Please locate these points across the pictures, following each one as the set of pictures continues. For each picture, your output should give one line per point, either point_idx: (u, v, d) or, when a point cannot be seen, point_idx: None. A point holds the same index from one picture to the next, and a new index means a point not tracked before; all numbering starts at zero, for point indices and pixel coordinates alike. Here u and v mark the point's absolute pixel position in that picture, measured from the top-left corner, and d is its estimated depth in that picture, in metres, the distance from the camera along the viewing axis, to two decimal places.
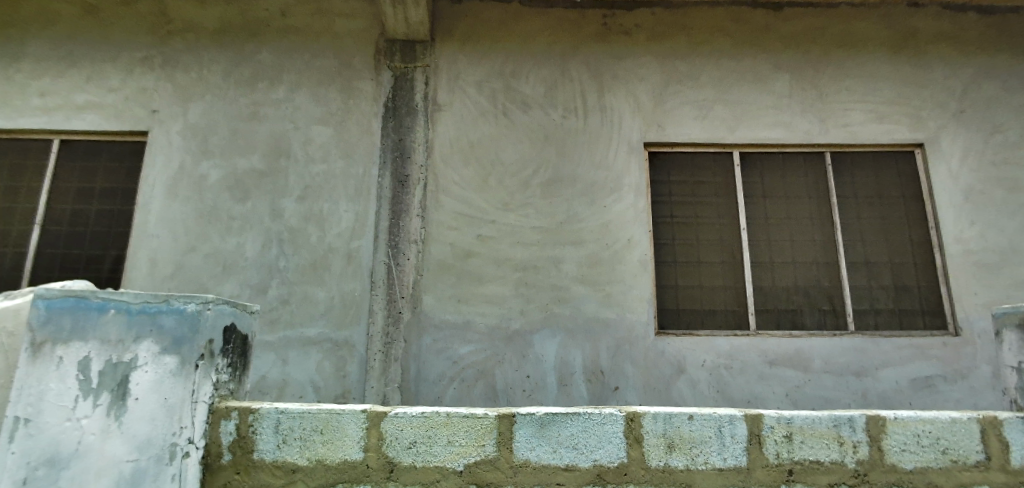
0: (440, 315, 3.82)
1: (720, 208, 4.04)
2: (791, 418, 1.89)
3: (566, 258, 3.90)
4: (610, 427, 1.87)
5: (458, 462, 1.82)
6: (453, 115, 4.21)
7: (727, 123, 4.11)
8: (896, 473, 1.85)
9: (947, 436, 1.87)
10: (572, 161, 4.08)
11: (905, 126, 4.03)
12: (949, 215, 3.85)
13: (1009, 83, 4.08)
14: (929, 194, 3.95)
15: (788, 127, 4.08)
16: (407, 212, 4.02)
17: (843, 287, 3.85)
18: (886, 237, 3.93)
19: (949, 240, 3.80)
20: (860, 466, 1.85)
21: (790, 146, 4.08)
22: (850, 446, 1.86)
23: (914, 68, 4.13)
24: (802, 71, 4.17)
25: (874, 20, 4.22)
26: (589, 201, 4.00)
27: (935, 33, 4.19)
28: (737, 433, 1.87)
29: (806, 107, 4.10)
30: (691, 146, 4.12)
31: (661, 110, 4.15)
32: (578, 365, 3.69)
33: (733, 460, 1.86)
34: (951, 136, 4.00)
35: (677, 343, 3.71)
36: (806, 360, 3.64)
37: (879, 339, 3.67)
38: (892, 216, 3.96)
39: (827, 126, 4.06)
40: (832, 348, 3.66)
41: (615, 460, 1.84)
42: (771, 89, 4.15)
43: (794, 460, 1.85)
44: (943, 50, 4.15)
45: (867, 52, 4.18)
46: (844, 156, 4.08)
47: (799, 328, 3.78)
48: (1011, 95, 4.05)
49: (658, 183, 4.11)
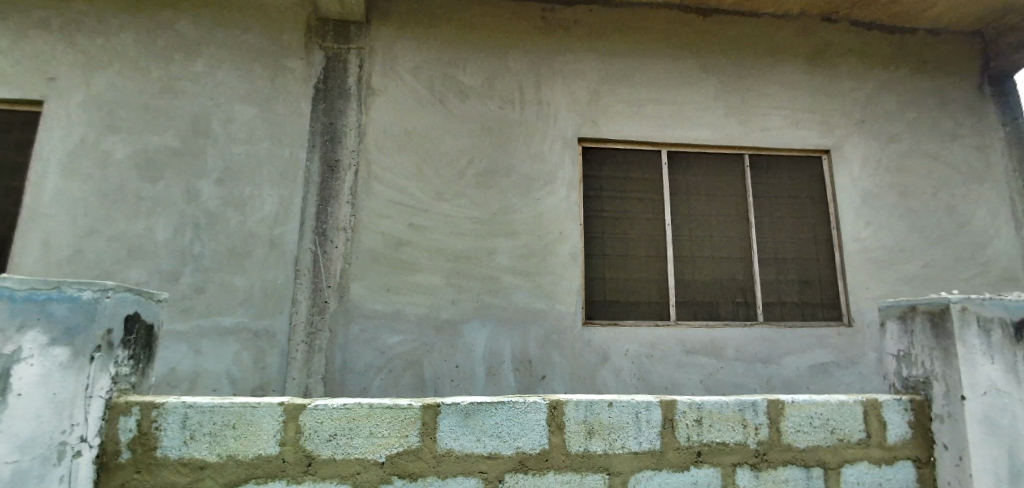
0: (369, 304, 3.73)
1: (647, 204, 4.20)
2: (702, 403, 2.00)
3: (499, 249, 3.92)
4: (533, 415, 1.90)
5: (380, 453, 1.80)
6: (388, 100, 4.10)
7: (657, 122, 4.26)
8: (791, 451, 2.01)
9: (835, 417, 2.06)
10: (506, 152, 4.09)
11: (815, 133, 4.34)
12: (848, 216, 4.20)
13: (905, 97, 4.46)
14: (832, 196, 4.29)
15: (712, 129, 4.29)
16: (336, 198, 3.89)
17: (755, 281, 4.12)
18: (794, 235, 4.24)
19: (847, 239, 4.15)
20: (760, 446, 2.00)
21: (714, 147, 4.30)
22: (752, 428, 2.01)
23: (826, 79, 4.43)
24: (728, 76, 4.38)
25: (793, 32, 4.48)
26: (523, 193, 4.03)
27: (846, 47, 4.50)
28: (653, 418, 1.96)
29: (729, 111, 4.32)
30: (623, 143, 4.25)
31: (595, 106, 4.24)
32: (507, 355, 3.74)
33: (648, 444, 1.95)
34: (854, 143, 4.34)
35: (603, 333, 3.83)
36: (720, 348, 3.87)
37: (785, 330, 3.97)
38: (800, 215, 4.28)
39: (747, 129, 4.31)
40: (743, 337, 3.91)
41: (536, 447, 1.88)
42: (699, 91, 4.34)
43: (702, 442, 1.97)
44: (852, 64, 4.47)
45: (785, 61, 4.44)
46: (761, 159, 4.35)
47: (715, 319, 4.01)
48: (906, 108, 4.44)
49: (591, 177, 4.20)
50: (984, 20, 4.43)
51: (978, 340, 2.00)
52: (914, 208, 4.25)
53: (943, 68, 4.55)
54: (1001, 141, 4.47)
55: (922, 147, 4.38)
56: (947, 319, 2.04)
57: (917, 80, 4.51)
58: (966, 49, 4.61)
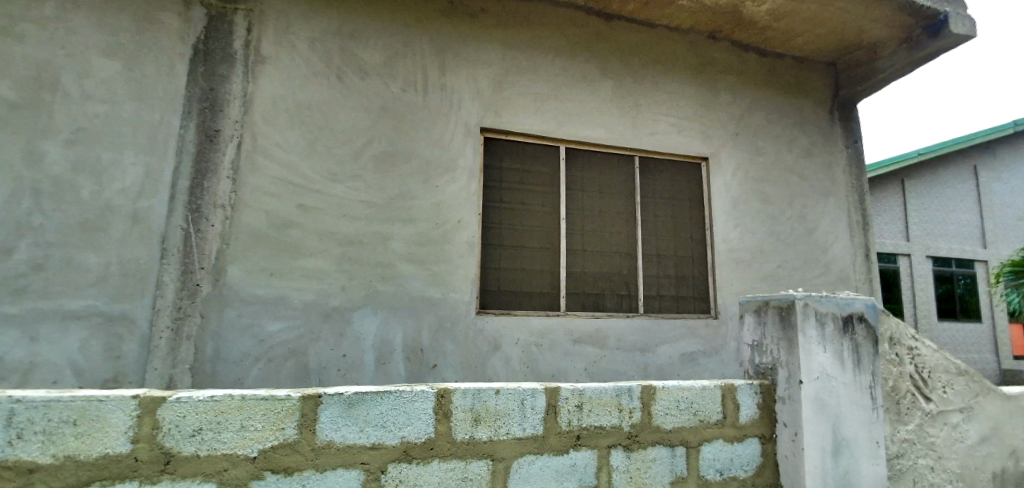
0: (248, 289, 3.47)
1: (544, 197, 4.32)
2: (583, 389, 2.10)
3: (394, 235, 3.82)
4: (420, 404, 1.88)
5: (252, 448, 1.68)
6: (279, 70, 3.80)
7: (557, 118, 4.38)
8: (659, 432, 2.18)
9: (698, 401, 2.27)
10: (406, 136, 3.98)
11: (697, 141, 4.71)
12: (720, 218, 4.63)
13: (773, 115, 4.97)
14: (708, 200, 4.69)
15: (607, 129, 4.49)
16: (214, 172, 3.55)
17: (638, 275, 4.41)
18: (674, 234, 4.59)
19: (718, 239, 4.58)
20: (633, 428, 2.15)
21: (608, 147, 4.51)
22: (627, 412, 2.15)
23: (709, 92, 4.82)
24: (624, 80, 4.60)
25: (683, 45, 4.80)
26: (422, 179, 3.96)
27: (728, 64, 4.90)
28: (537, 405, 2.03)
29: (623, 113, 4.56)
30: (524, 136, 4.32)
31: (498, 97, 4.26)
32: (398, 343, 3.68)
33: (531, 429, 2.01)
34: (728, 153, 4.78)
35: (496, 322, 3.90)
36: (604, 338, 4.10)
37: (661, 321, 4.29)
38: (680, 216, 4.64)
39: (638, 133, 4.57)
40: (625, 327, 4.18)
41: (421, 436, 1.87)
42: (596, 92, 4.52)
43: (582, 426, 2.08)
44: (731, 80, 4.89)
45: (675, 72, 4.75)
46: (649, 161, 4.65)
47: (601, 310, 4.24)
48: (773, 125, 4.96)
49: (491, 168, 4.23)
50: (839, 53, 5.05)
51: (816, 332, 2.29)
52: (775, 214, 4.77)
53: (805, 92, 5.12)
54: (844, 160, 5.15)
55: (783, 161, 4.91)
56: (792, 313, 2.30)
57: (783, 101, 5.03)
58: (823, 77, 5.21)
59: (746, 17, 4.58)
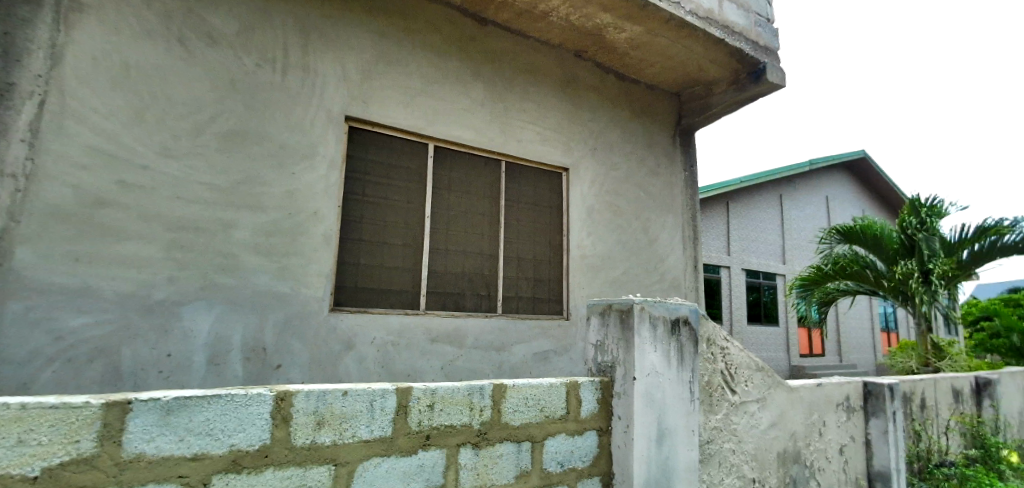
0: (43, 276, 2.91)
1: (409, 193, 4.25)
2: (435, 389, 2.10)
3: (239, 223, 3.47)
4: (256, 408, 1.72)
5: (31, 467, 1.40)
6: (102, 22, 3.24)
7: (427, 115, 4.33)
8: (507, 429, 2.26)
9: (545, 397, 2.39)
10: (260, 116, 3.65)
11: (559, 151, 4.97)
12: (576, 226, 4.94)
13: (627, 135, 5.43)
14: (566, 208, 4.98)
15: (476, 131, 4.55)
16: (4, 134, 2.92)
17: (498, 276, 4.53)
18: (534, 238, 4.79)
19: (573, 245, 4.88)
20: (482, 426, 2.20)
21: (476, 149, 4.57)
22: (477, 410, 2.19)
23: (573, 107, 5.11)
24: (495, 85, 4.70)
25: (552, 60, 5.04)
26: (276, 164, 3.66)
27: (590, 83, 5.25)
28: (387, 406, 1.98)
29: (492, 118, 4.66)
30: (392, 130, 4.20)
31: (366, 86, 4.09)
32: (236, 342, 3.35)
33: (379, 431, 1.96)
34: (586, 166, 5.12)
35: (350, 320, 3.73)
36: (462, 337, 4.15)
37: (518, 321, 4.46)
38: (540, 221, 4.85)
39: (506, 138, 4.70)
40: (482, 327, 4.26)
41: (255, 443, 1.72)
42: (467, 94, 4.55)
43: (432, 425, 2.07)
44: (593, 98, 5.24)
45: (544, 84, 4.97)
46: (515, 166, 4.80)
47: (460, 309, 4.28)
48: (626, 144, 5.41)
49: (354, 159, 4.05)
50: (682, 85, 5.65)
51: (649, 333, 2.53)
52: (623, 225, 5.20)
53: (654, 117, 5.66)
54: (682, 181, 5.80)
55: (633, 177, 5.38)
56: (631, 315, 2.51)
57: (636, 123, 5.52)
58: (669, 105, 5.81)
59: (608, 41, 4.94)
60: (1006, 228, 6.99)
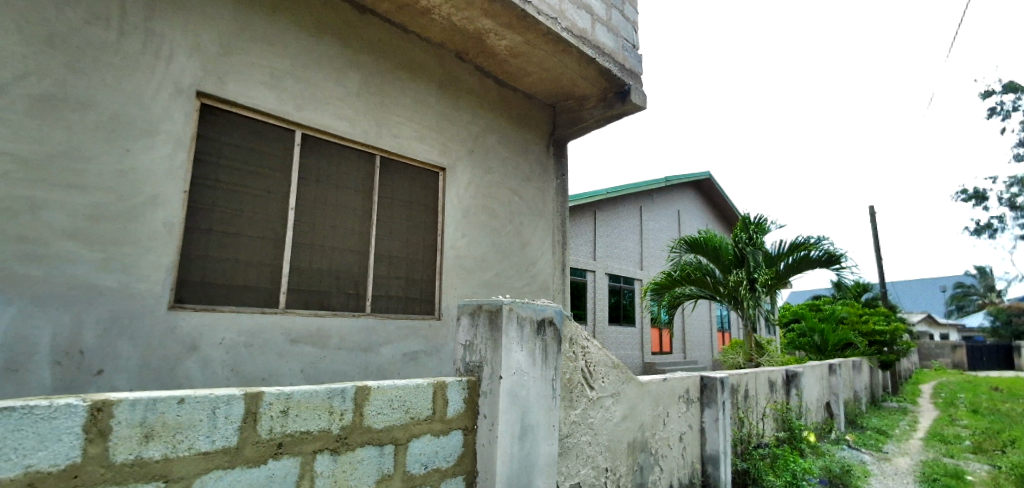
0: None
1: (272, 183, 3.93)
2: (290, 393, 1.95)
3: (52, 204, 2.95)
4: (62, 421, 1.47)
5: None
6: None
7: (295, 100, 4.04)
8: (369, 433, 2.18)
9: (410, 398, 2.35)
10: (87, 81, 3.14)
11: (436, 151, 4.93)
12: (451, 226, 4.94)
13: (504, 139, 5.54)
14: (441, 208, 4.95)
15: (350, 123, 4.35)
16: None
17: (368, 275, 4.38)
18: (408, 237, 4.70)
19: (447, 246, 4.88)
20: (342, 430, 2.09)
21: (350, 141, 4.37)
22: (337, 414, 2.08)
23: (452, 107, 5.10)
24: (372, 77, 4.53)
25: (433, 58, 4.98)
26: (107, 138, 3.17)
27: (471, 85, 5.27)
28: (232, 413, 1.80)
29: (368, 110, 4.48)
30: (254, 112, 3.86)
31: (225, 61, 3.70)
32: (44, 344, 2.85)
33: (222, 441, 1.77)
34: (463, 167, 5.13)
35: (195, 319, 3.35)
36: (326, 338, 3.93)
37: (387, 320, 4.34)
38: (415, 219, 4.77)
39: (382, 132, 4.55)
40: (349, 327, 4.08)
41: (61, 462, 1.46)
42: (342, 82, 4.33)
43: (285, 433, 1.93)
44: (472, 101, 5.27)
45: (423, 81, 4.89)
46: (390, 162, 4.67)
47: (324, 308, 4.06)
48: (503, 148, 5.52)
49: (207, 140, 3.65)
50: (557, 96, 5.90)
51: (517, 333, 2.61)
52: (497, 227, 5.30)
53: (529, 124, 5.84)
54: (554, 188, 6.06)
55: (509, 182, 5.50)
56: (500, 316, 2.56)
57: (514, 129, 5.65)
58: (544, 115, 6.04)
59: (489, 46, 5.01)
60: (812, 245, 8.34)
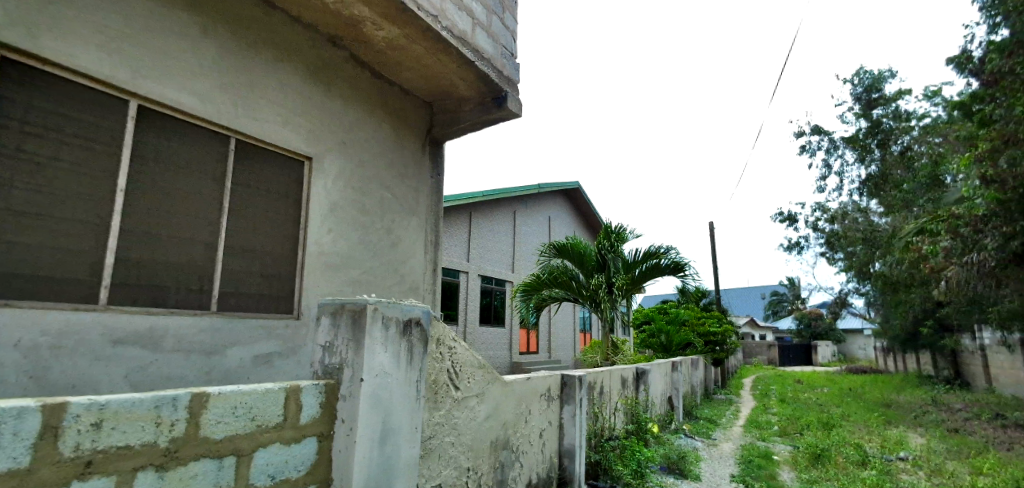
0: None
1: (95, 157, 3.34)
2: (105, 403, 1.67)
3: None
4: None
5: None
6: None
7: (131, 66, 3.46)
8: (206, 444, 1.94)
9: (258, 405, 2.13)
10: None
11: (303, 138, 4.50)
12: (314, 221, 4.51)
13: (380, 133, 5.24)
14: (306, 200, 4.51)
15: (201, 99, 3.82)
16: None
17: (216, 269, 3.88)
18: (265, 229, 4.21)
19: (310, 241, 4.46)
20: (172, 443, 1.83)
21: (199, 119, 3.83)
22: (166, 426, 1.82)
23: (322, 94, 4.70)
24: (231, 50, 4.02)
25: (303, 39, 4.57)
26: None
27: (345, 74, 4.92)
28: (23, 429, 1.51)
29: (224, 87, 3.97)
30: (74, 74, 3.25)
31: (36, 9, 3.08)
32: None
33: (6, 463, 1.48)
34: (332, 158, 4.73)
35: None
36: (158, 339, 3.46)
37: (235, 320, 3.92)
38: (273, 210, 4.30)
39: (239, 112, 4.06)
40: (188, 327, 3.63)
41: None
42: (193, 52, 3.79)
43: (96, 449, 1.64)
44: (345, 90, 4.91)
45: (291, 62, 4.46)
46: (248, 147, 4.17)
47: (159, 305, 3.55)
48: (377, 143, 5.19)
49: (9, 102, 3.04)
50: (435, 95, 5.71)
51: (381, 333, 2.48)
52: (367, 224, 4.96)
53: (406, 123, 5.57)
54: (428, 188, 5.83)
55: (381, 178, 5.18)
56: (363, 316, 2.42)
57: (389, 124, 5.37)
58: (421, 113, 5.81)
59: (364, 34, 4.71)
60: (662, 254, 9.23)
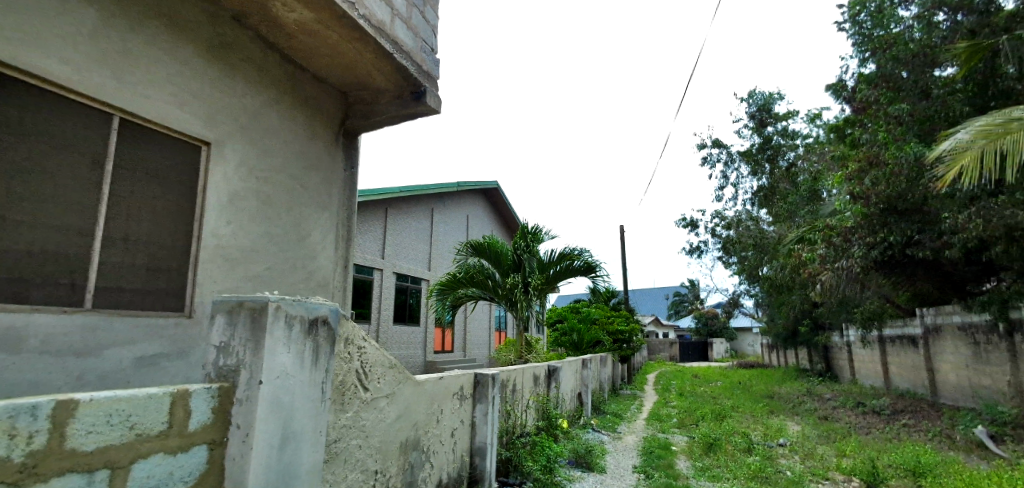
0: None
1: None
2: None
3: None
4: None
5: None
6: None
7: None
8: (73, 458, 1.67)
9: (137, 412, 1.87)
10: None
11: (200, 121, 3.99)
12: (211, 211, 4.04)
13: (289, 121, 4.78)
14: (202, 188, 4.02)
15: (75, 69, 3.28)
16: None
17: (91, 262, 3.38)
18: (153, 217, 3.73)
19: (206, 232, 3.99)
20: (29, 459, 1.56)
21: (73, 91, 3.29)
22: (21, 438, 1.55)
23: (224, 74, 4.19)
24: (113, 16, 3.48)
25: (203, 11, 4.05)
26: None
27: (251, 55, 4.43)
28: None
29: (104, 56, 3.43)
30: None
31: None
32: None
33: None
34: (234, 145, 4.25)
35: None
36: (17, 339, 2.94)
37: (115, 318, 3.43)
38: (164, 197, 3.80)
39: (123, 87, 3.53)
40: (57, 325, 3.12)
41: None
42: (65, 13, 3.24)
43: None
44: (250, 72, 4.41)
45: (188, 36, 3.93)
46: (132, 127, 3.64)
47: (21, 302, 3.03)
48: (286, 131, 4.74)
49: None
50: (351, 85, 5.30)
51: (283, 333, 2.31)
52: (273, 217, 4.51)
53: (317, 111, 5.12)
54: (341, 179, 5.39)
55: (290, 169, 4.73)
56: (263, 315, 2.23)
57: (300, 112, 4.91)
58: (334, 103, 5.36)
59: (273, 14, 4.26)
60: (576, 255, 9.52)
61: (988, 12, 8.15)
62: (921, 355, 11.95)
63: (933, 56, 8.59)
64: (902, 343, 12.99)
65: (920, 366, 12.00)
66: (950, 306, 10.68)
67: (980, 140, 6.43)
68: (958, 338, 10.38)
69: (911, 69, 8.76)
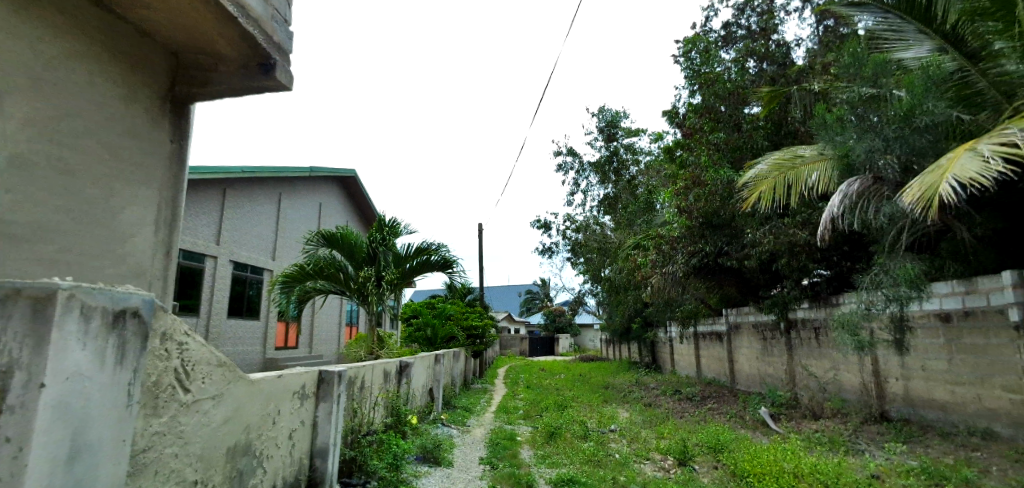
0: None
1: None
2: None
3: None
4: None
5: None
6: None
7: None
8: None
9: None
10: None
11: None
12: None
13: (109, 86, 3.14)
14: None
15: None
16: None
17: None
18: None
19: None
20: None
21: None
22: None
23: None
24: None
25: None
26: None
27: None
28: None
29: None
30: None
31: None
32: None
33: None
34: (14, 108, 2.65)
35: None
36: None
37: None
38: None
39: None
40: None
41: None
42: None
43: None
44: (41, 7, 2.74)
45: None
46: None
47: None
48: (105, 102, 3.12)
49: None
50: (188, 47, 3.56)
51: (76, 327, 1.92)
52: (93, 210, 3.02)
53: (138, 71, 3.34)
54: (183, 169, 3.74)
55: (110, 154, 3.14)
56: (50, 306, 1.83)
57: (128, 75, 3.26)
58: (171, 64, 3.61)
59: None
60: (434, 250, 9.49)
61: (784, 64, 10.22)
62: (724, 349, 14.01)
63: (744, 96, 10.08)
64: (711, 338, 15.11)
65: (724, 358, 14.08)
66: (747, 307, 12.68)
67: (774, 172, 7.77)
68: (752, 334, 12.37)
69: (728, 105, 10.18)
